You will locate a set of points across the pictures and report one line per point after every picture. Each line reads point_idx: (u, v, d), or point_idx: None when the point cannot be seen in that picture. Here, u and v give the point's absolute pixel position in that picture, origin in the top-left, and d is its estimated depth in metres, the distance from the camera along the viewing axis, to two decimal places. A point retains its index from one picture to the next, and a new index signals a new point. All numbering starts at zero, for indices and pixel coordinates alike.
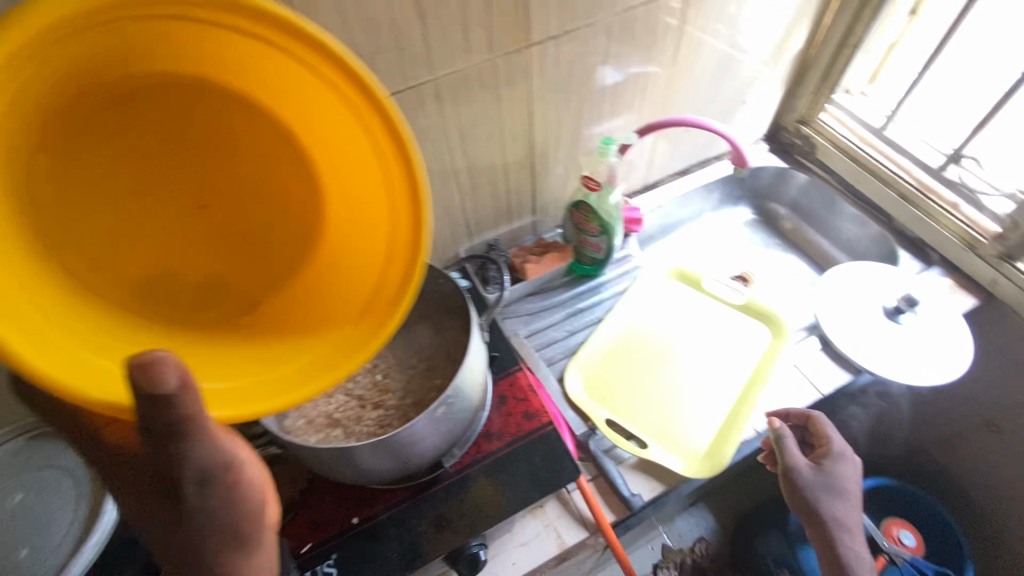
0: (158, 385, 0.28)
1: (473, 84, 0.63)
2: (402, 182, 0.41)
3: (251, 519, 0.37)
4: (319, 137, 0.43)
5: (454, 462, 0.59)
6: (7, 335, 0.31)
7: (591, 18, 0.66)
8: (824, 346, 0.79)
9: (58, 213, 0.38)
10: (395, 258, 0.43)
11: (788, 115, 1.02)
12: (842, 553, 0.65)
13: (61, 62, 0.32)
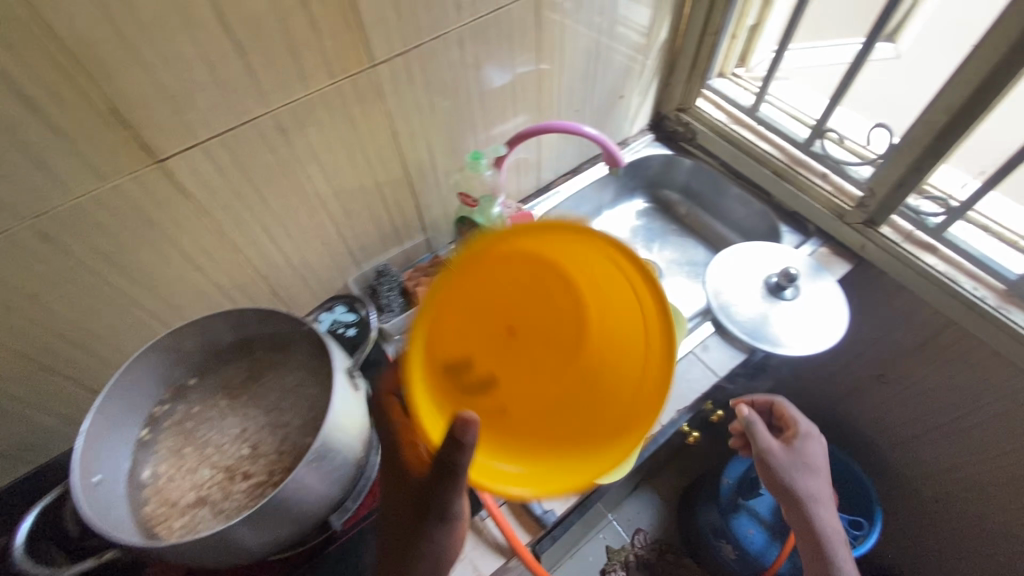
0: (463, 436, 0.42)
1: (319, 111, 0.59)
2: (663, 342, 0.50)
3: (449, 554, 0.49)
4: (601, 295, 0.58)
5: (348, 517, 0.56)
6: (419, 384, 0.46)
7: (439, 31, 0.63)
8: (718, 330, 0.81)
9: (447, 310, 0.53)
10: (641, 391, 0.52)
11: (667, 104, 1.04)
12: (817, 525, 0.69)
13: (503, 243, 0.47)
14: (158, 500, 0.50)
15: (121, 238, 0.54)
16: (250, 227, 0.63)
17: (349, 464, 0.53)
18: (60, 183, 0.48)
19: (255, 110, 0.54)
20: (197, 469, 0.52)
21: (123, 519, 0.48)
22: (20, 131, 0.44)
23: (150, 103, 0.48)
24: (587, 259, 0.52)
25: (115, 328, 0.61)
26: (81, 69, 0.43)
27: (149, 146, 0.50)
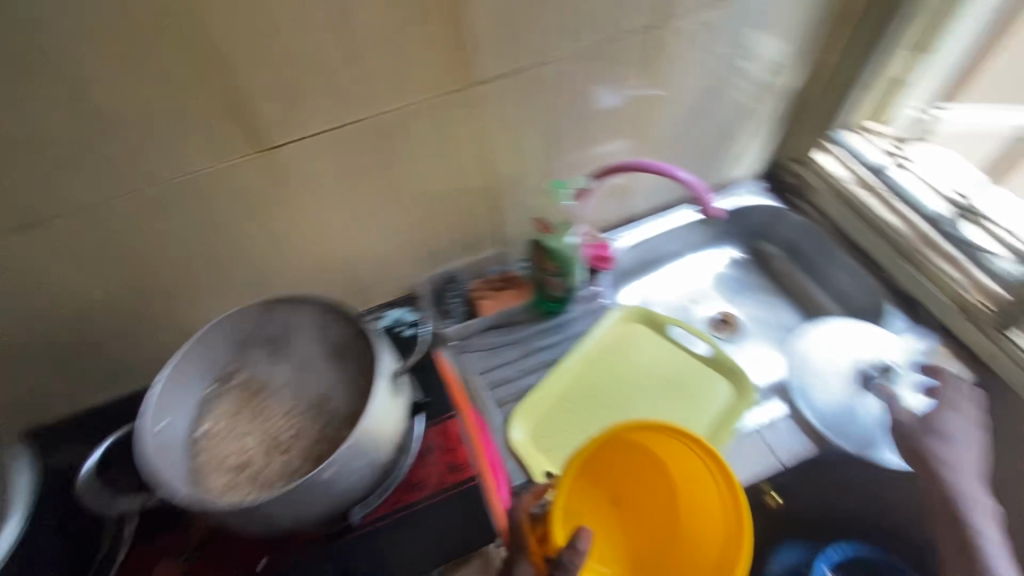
0: (581, 542, 0.46)
1: (415, 121, 0.61)
2: (730, 496, 0.53)
3: None
4: (682, 472, 0.59)
5: (368, 513, 0.58)
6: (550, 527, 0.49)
7: (547, 56, 0.63)
8: (792, 414, 0.73)
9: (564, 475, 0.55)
10: (730, 544, 0.52)
11: (783, 152, 0.97)
12: (958, 497, 0.60)
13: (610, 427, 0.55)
14: (207, 456, 0.54)
15: (225, 213, 0.60)
16: (336, 219, 0.67)
17: (378, 464, 0.55)
18: (183, 158, 0.54)
19: (359, 114, 0.57)
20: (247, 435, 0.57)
21: (179, 464, 0.53)
22: (159, 108, 0.50)
23: (266, 98, 0.53)
24: (683, 458, 0.59)
25: (205, 288, 0.67)
26: (214, 62, 0.49)
27: (259, 135, 0.55)
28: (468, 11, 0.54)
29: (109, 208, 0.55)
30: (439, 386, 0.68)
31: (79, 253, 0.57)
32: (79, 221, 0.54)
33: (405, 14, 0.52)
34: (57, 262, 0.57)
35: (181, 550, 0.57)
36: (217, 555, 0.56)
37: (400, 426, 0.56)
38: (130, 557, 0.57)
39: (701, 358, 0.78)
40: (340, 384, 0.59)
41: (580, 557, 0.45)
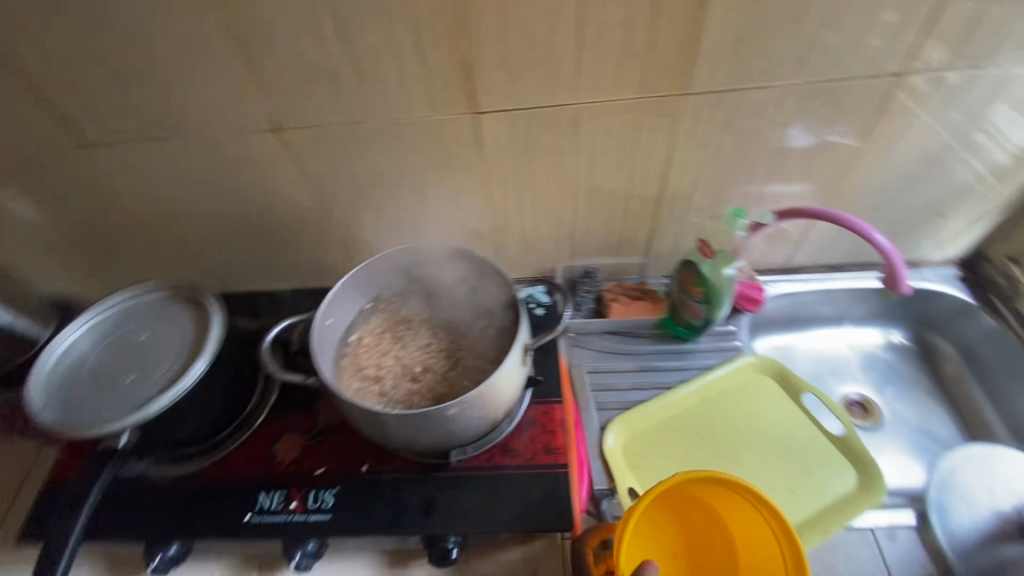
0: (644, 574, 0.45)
1: (613, 118, 0.62)
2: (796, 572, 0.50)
3: None
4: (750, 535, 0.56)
5: (462, 460, 0.62)
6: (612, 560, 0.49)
7: (767, 82, 0.61)
8: (918, 526, 0.65)
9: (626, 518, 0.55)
10: None
11: (997, 245, 0.84)
12: None
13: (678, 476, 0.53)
14: (351, 361, 0.62)
15: (421, 158, 0.66)
16: (509, 188, 0.71)
17: (487, 422, 0.58)
18: (407, 105, 0.60)
19: (565, 99, 0.60)
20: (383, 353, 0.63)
21: (329, 360, 0.61)
22: (403, 54, 0.55)
23: (493, 68, 0.56)
24: (754, 518, 0.55)
25: (379, 218, 0.74)
26: (459, 26, 0.53)
27: (475, 100, 0.59)
28: (707, 21, 0.54)
29: (336, 132, 0.63)
30: (554, 370, 0.70)
31: (301, 161, 0.66)
32: (311, 135, 0.63)
33: (645, 14, 0.52)
34: (283, 164, 0.67)
35: (307, 430, 0.66)
36: (332, 446, 0.64)
37: (515, 395, 0.59)
38: (269, 421, 0.67)
39: (830, 434, 0.72)
40: (472, 338, 0.63)
41: None
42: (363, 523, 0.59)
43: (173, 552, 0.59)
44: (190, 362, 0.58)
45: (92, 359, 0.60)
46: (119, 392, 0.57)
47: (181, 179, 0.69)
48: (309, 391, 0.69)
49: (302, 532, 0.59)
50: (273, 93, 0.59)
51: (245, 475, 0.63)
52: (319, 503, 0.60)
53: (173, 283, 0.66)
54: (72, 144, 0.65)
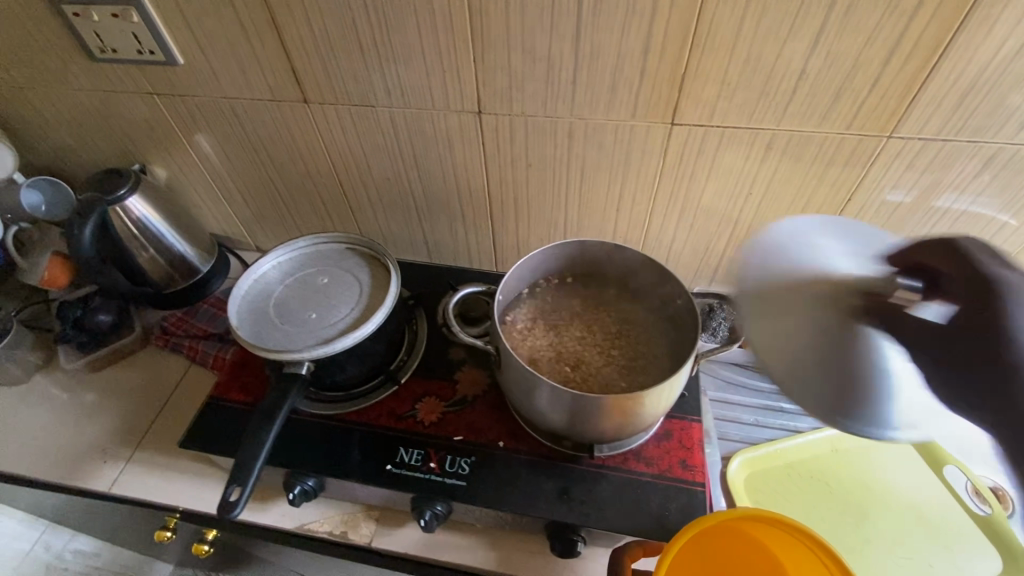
0: None
1: (806, 149, 0.62)
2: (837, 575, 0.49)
3: None
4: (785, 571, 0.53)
5: (598, 456, 0.63)
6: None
7: (980, 138, 0.58)
8: None
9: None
10: None
11: None
12: None
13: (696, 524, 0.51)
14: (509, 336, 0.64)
15: (599, 159, 0.69)
16: (674, 202, 0.72)
17: (637, 424, 0.59)
18: (609, 106, 0.63)
19: (765, 123, 0.61)
20: (540, 336, 0.65)
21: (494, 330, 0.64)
22: (623, 59, 0.58)
23: (706, 83, 0.58)
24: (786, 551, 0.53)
25: (539, 210, 0.78)
26: (689, 39, 0.55)
27: (677, 110, 0.61)
28: (943, 71, 0.53)
29: (533, 122, 0.66)
30: (694, 388, 0.70)
31: (489, 144, 0.70)
32: (506, 123, 0.67)
33: (879, 55, 0.53)
34: (471, 145, 0.71)
35: (447, 397, 0.69)
36: (470, 418, 0.67)
37: (670, 403, 0.59)
38: (411, 382, 0.70)
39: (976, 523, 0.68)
40: (628, 340, 0.64)
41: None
42: (496, 496, 0.60)
43: (310, 485, 0.63)
44: (369, 312, 0.63)
45: (278, 290, 0.65)
46: (304, 325, 0.61)
47: (372, 144, 0.74)
48: (450, 361, 0.73)
49: (434, 493, 0.61)
50: (485, 79, 0.63)
51: (387, 428, 0.66)
52: (455, 468, 0.63)
53: (356, 236, 0.71)
54: (289, 99, 0.71)
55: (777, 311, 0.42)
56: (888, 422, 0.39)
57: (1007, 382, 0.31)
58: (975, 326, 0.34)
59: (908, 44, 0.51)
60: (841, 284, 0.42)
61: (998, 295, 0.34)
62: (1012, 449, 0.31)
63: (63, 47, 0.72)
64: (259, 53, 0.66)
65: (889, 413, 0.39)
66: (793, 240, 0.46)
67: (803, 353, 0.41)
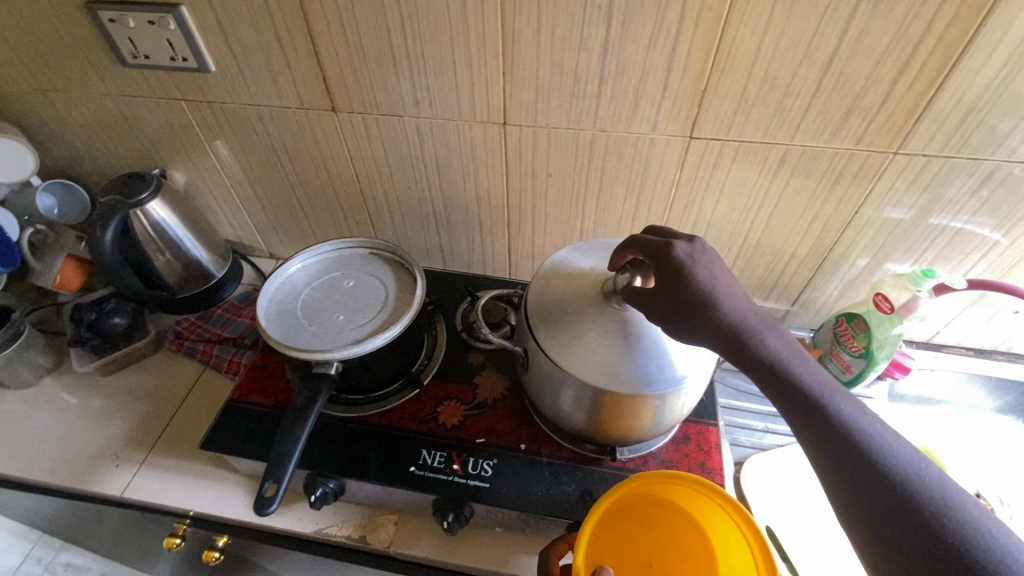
0: None
1: (817, 164, 0.66)
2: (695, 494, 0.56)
3: None
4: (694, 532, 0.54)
5: (619, 458, 0.64)
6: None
7: (979, 156, 0.62)
8: None
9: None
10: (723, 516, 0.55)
11: None
12: None
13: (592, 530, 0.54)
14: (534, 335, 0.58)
15: (618, 169, 0.71)
16: (688, 213, 0.75)
17: (659, 426, 0.60)
18: (631, 119, 0.65)
19: (779, 138, 0.64)
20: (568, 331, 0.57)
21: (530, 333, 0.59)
22: (647, 76, 0.61)
23: (724, 99, 0.62)
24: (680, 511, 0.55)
25: (557, 218, 0.80)
26: (710, 57, 0.58)
27: (695, 124, 0.64)
28: (946, 93, 0.57)
29: (556, 134, 0.69)
30: (709, 392, 0.71)
31: (512, 155, 0.73)
32: (530, 134, 0.70)
33: (888, 77, 0.57)
34: (494, 155, 0.73)
35: (467, 401, 0.69)
36: (492, 420, 0.67)
37: (694, 404, 0.60)
38: (432, 385, 0.71)
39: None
40: None
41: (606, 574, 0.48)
42: (519, 497, 0.61)
43: (331, 487, 0.63)
44: (395, 315, 0.64)
45: (305, 292, 0.67)
46: (331, 327, 0.63)
47: (395, 153, 0.76)
48: (469, 365, 0.73)
49: (458, 496, 0.61)
50: (511, 92, 0.66)
51: (409, 431, 0.66)
52: (478, 470, 0.63)
53: (380, 240, 0.72)
54: (317, 108, 0.73)
55: (564, 322, 0.57)
56: (670, 370, 0.54)
57: (690, 304, 0.50)
58: (663, 277, 0.51)
59: (915, 67, 0.55)
60: (600, 288, 0.57)
61: (668, 256, 0.52)
62: (716, 348, 0.49)
63: (94, 52, 0.74)
64: (292, 62, 0.68)
65: (669, 360, 0.54)
66: (564, 267, 0.61)
67: (591, 346, 0.55)
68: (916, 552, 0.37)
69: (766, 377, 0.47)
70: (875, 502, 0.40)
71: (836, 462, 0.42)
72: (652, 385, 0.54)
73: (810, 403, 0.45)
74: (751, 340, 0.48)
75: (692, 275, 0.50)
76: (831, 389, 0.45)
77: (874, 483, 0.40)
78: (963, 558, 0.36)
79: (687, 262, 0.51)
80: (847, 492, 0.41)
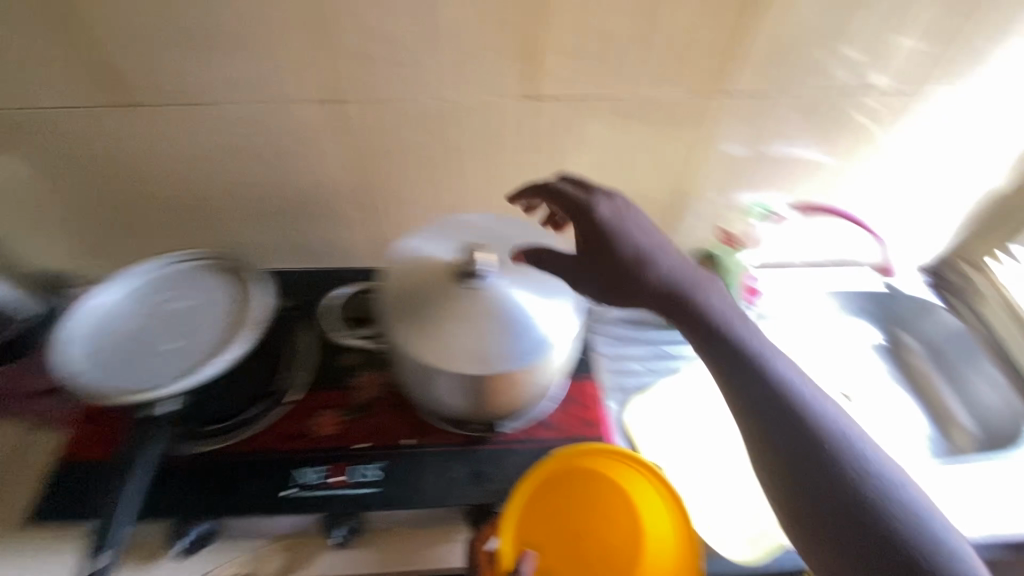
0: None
1: (652, 112, 0.68)
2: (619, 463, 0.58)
3: None
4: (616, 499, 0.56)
5: (505, 432, 0.64)
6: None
7: (785, 89, 0.68)
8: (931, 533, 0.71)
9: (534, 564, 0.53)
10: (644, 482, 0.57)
11: (954, 252, 0.95)
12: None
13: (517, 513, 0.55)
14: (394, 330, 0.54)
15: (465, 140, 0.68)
16: None
17: (536, 392, 0.60)
18: (466, 84, 0.63)
19: (613, 89, 0.64)
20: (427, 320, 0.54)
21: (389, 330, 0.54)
22: (471, 37, 0.59)
23: (553, 55, 0.61)
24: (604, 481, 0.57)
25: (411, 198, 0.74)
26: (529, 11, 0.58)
27: (538, 83, 0.63)
28: (745, 30, 0.61)
29: (398, 106, 0.64)
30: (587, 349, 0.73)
31: (355, 134, 0.67)
32: (364, 111, 0.65)
33: (694, 19, 0.59)
34: (330, 138, 0.67)
35: (344, 406, 0.65)
36: (371, 421, 0.64)
37: (566, 365, 0.61)
38: (301, 398, 0.65)
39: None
40: None
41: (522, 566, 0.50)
42: (407, 494, 0.59)
43: (203, 531, 0.57)
44: (239, 327, 0.57)
45: (125, 323, 0.58)
46: (163, 356, 0.55)
47: (223, 146, 0.67)
48: (341, 367, 0.68)
49: (344, 508, 0.58)
50: (344, 63, 0.60)
51: (282, 451, 0.61)
52: (364, 476, 0.60)
53: (209, 249, 0.64)
54: (111, 104, 0.63)
55: (423, 313, 0.53)
56: (536, 339, 0.54)
57: (615, 254, 0.56)
58: (588, 230, 0.57)
59: (713, 8, 0.59)
60: (452, 271, 0.54)
61: (592, 213, 0.57)
62: (639, 290, 0.55)
63: None
64: (69, 51, 0.59)
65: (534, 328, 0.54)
66: (414, 255, 0.57)
67: (456, 333, 0.53)
68: (794, 442, 0.47)
69: (682, 314, 0.54)
70: (766, 408, 0.49)
71: (739, 376, 0.51)
72: (520, 359, 0.53)
73: (716, 332, 0.53)
74: (668, 282, 0.55)
75: (614, 228, 0.57)
76: (735, 320, 0.54)
77: (766, 392, 0.50)
78: (821, 442, 0.47)
79: (608, 219, 0.57)
80: (745, 401, 0.50)
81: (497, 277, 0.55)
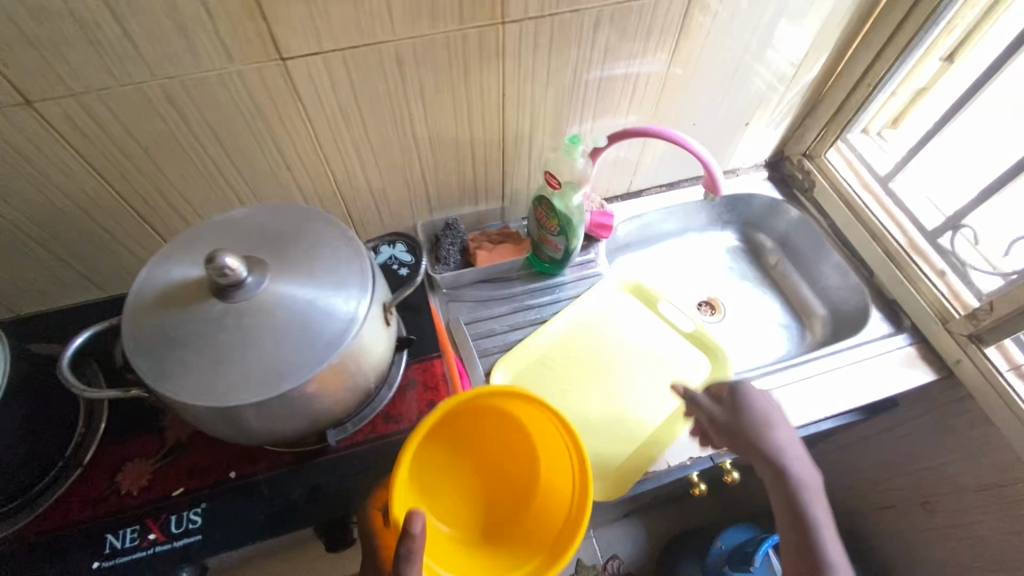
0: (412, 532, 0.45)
1: (436, 52, 0.59)
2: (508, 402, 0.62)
3: None
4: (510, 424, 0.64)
5: (344, 437, 0.59)
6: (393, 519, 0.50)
7: (579, 5, 0.61)
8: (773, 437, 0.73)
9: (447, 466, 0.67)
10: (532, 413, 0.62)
11: (793, 145, 0.97)
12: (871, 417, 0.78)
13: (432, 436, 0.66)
14: (149, 371, 0.44)
15: (226, 120, 0.58)
16: (342, 146, 0.65)
17: (358, 392, 0.54)
18: (193, 55, 0.51)
19: (380, 35, 0.56)
20: (187, 350, 0.44)
21: (143, 374, 0.44)
22: None
23: (289, 3, 0.50)
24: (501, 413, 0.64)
25: (198, 197, 0.65)
26: None
27: (278, 42, 0.53)
28: None
29: (111, 96, 0.52)
30: (426, 325, 0.68)
31: (75, 140, 0.54)
32: (76, 105, 0.52)
33: None
34: (49, 149, 0.54)
35: (153, 452, 0.57)
36: (188, 461, 0.57)
37: (384, 360, 0.55)
38: (102, 453, 0.57)
39: (696, 355, 0.80)
40: None
41: (414, 530, 0.45)
42: (238, 530, 0.54)
43: None
44: None
45: None
46: None
47: None
48: (144, 410, 0.59)
49: (170, 563, 0.52)
50: (14, 53, 0.47)
51: (85, 519, 0.53)
52: (184, 525, 0.54)
53: None
54: None
55: (184, 346, 0.44)
56: (329, 333, 0.46)
57: (753, 436, 0.64)
58: (729, 408, 0.66)
59: None
60: (212, 284, 0.45)
61: (740, 395, 0.66)
62: (741, 447, 0.64)
63: None
64: None
65: (324, 324, 0.46)
66: (159, 284, 0.46)
67: (229, 359, 0.44)
68: None
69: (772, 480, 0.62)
70: (799, 557, 0.59)
71: (791, 528, 0.60)
72: (291, 373, 0.44)
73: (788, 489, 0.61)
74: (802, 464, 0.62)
75: (758, 414, 0.65)
76: (815, 491, 0.62)
77: (799, 547, 0.59)
78: None
79: (749, 395, 0.66)
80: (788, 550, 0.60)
81: (266, 278, 0.46)
